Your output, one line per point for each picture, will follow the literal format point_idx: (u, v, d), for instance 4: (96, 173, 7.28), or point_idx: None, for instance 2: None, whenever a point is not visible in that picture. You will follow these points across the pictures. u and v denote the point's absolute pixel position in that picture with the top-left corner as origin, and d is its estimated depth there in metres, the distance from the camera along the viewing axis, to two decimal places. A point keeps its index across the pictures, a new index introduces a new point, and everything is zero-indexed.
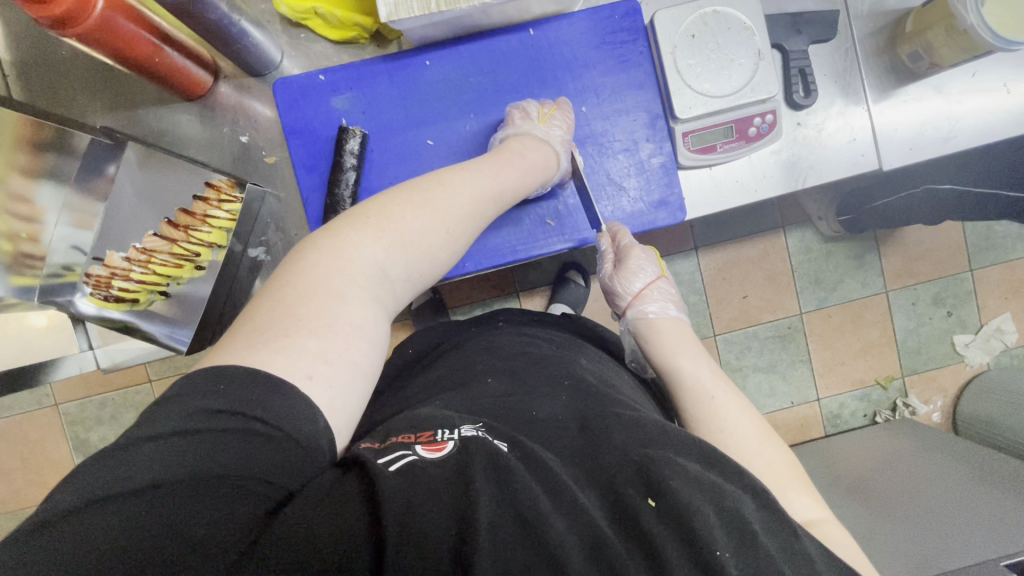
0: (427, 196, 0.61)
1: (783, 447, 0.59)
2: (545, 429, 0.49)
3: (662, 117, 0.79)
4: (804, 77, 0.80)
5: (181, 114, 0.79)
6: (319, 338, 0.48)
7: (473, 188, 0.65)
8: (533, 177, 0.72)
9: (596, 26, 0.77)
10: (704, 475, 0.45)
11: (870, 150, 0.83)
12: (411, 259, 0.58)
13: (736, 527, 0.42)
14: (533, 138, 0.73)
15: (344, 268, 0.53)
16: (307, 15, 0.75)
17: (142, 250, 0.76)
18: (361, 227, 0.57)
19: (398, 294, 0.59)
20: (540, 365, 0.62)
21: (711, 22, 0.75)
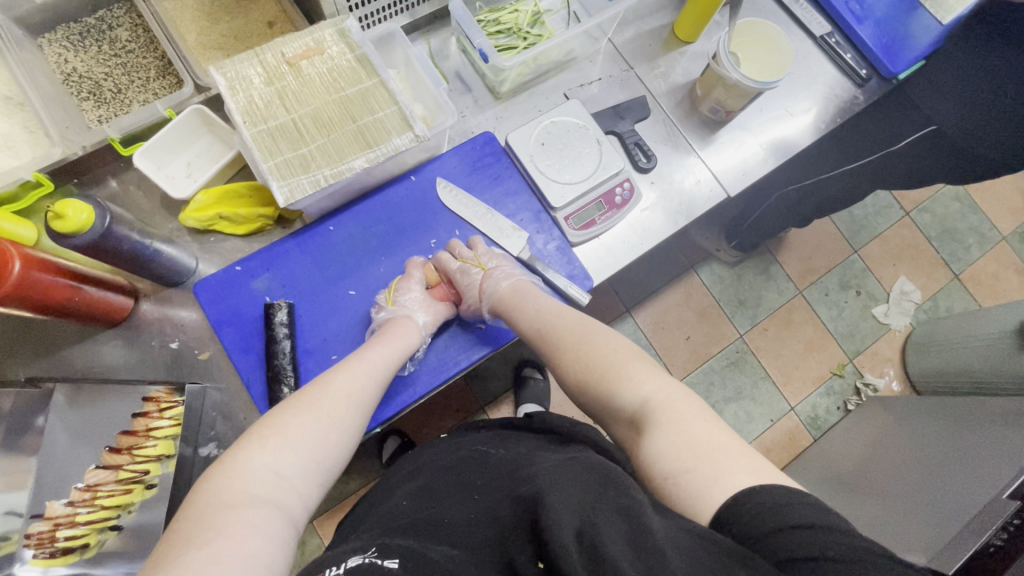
0: (304, 398, 0.65)
1: (655, 370, 0.63)
2: (460, 536, 0.51)
3: (543, 211, 0.92)
4: (641, 148, 0.98)
5: (107, 342, 0.81)
6: (207, 545, 0.48)
7: (358, 370, 0.71)
8: (399, 343, 0.77)
9: (463, 160, 0.92)
10: (586, 519, 0.45)
11: (715, 185, 1.00)
12: (303, 453, 0.60)
13: (591, 557, 0.42)
14: (409, 319, 0.80)
15: (232, 485, 0.54)
16: (213, 220, 0.84)
17: (85, 488, 0.73)
18: (247, 443, 0.59)
19: (303, 494, 0.59)
20: (460, 469, 0.62)
21: (553, 130, 0.92)
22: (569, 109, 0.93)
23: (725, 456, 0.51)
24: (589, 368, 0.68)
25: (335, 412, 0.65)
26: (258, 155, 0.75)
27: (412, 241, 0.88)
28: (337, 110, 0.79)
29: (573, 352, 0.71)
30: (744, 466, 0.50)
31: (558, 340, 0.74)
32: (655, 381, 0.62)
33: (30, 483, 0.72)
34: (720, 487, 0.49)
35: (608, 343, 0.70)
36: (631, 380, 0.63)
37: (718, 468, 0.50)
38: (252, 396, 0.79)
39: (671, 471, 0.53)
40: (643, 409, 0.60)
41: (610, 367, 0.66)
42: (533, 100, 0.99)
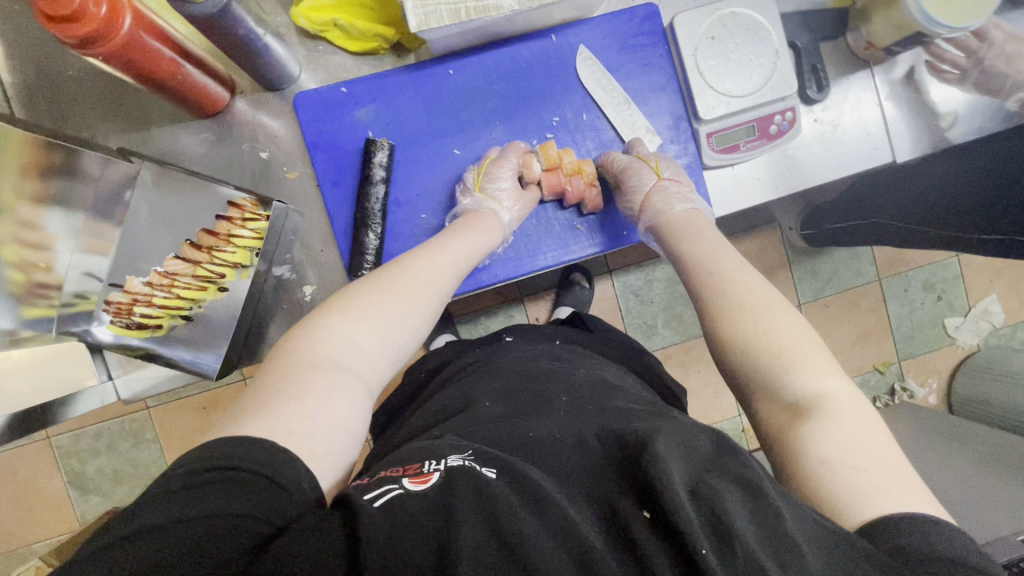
0: (384, 281, 0.61)
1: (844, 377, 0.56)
2: (542, 450, 0.49)
3: (685, 119, 0.80)
4: (815, 73, 0.83)
5: (197, 131, 0.76)
6: (296, 400, 0.49)
7: (438, 259, 0.65)
8: (475, 237, 0.70)
9: (613, 31, 0.78)
10: (694, 475, 0.44)
11: (883, 143, 0.85)
12: (380, 327, 0.58)
13: (716, 525, 0.40)
14: (495, 214, 0.73)
15: (314, 348, 0.54)
16: (327, 27, 0.73)
17: (164, 274, 0.73)
18: (325, 309, 0.58)
19: (377, 367, 0.58)
20: (539, 378, 0.64)
21: (730, 23, 0.77)
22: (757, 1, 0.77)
23: (899, 482, 0.48)
24: (757, 347, 0.59)
25: (428, 282, 0.63)
26: None
27: (533, 112, 0.78)
28: None
29: (751, 315, 0.61)
30: (920, 497, 0.48)
31: (726, 291, 0.64)
32: (839, 389, 0.55)
33: (113, 253, 0.74)
34: (881, 504, 0.47)
35: (784, 318, 0.60)
36: (807, 372, 0.56)
37: (880, 481, 0.48)
38: (334, 230, 0.76)
39: (829, 458, 0.50)
40: (822, 410, 0.53)
41: (786, 348, 0.58)
42: None
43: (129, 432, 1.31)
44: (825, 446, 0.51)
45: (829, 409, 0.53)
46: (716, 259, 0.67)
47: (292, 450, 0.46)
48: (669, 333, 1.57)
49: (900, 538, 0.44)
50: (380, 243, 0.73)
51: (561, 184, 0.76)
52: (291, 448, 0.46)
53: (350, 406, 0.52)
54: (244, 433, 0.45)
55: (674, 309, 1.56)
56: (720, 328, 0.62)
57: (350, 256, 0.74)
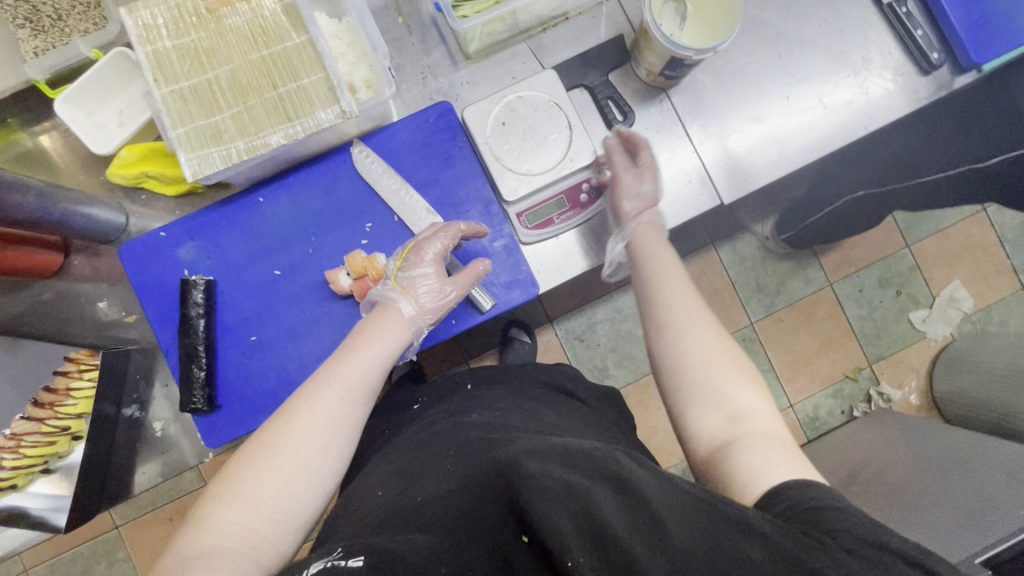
0: (263, 443, 0.57)
1: (765, 386, 0.64)
2: (432, 515, 0.52)
3: (495, 203, 0.82)
4: (611, 109, 0.84)
5: (40, 292, 0.82)
6: None
7: (324, 391, 0.61)
8: (392, 340, 0.68)
9: (409, 134, 0.81)
10: (569, 482, 0.49)
11: (706, 188, 0.86)
12: (274, 494, 0.56)
13: (597, 531, 0.47)
14: (398, 307, 0.71)
15: (196, 542, 0.52)
16: (141, 179, 0.79)
17: (10, 436, 0.75)
18: (207, 495, 0.56)
19: (279, 534, 0.55)
20: (432, 429, 0.69)
21: (518, 107, 0.80)
22: (542, 82, 0.80)
23: (788, 465, 0.55)
24: (698, 367, 0.63)
25: (317, 447, 0.59)
26: (167, 121, 0.68)
27: (345, 220, 0.81)
28: (256, 71, 0.70)
29: (692, 337, 0.65)
30: (794, 461, 0.55)
31: (670, 322, 0.66)
32: (763, 410, 0.61)
33: None
34: (774, 476, 0.54)
35: (703, 336, 0.65)
36: (741, 391, 0.61)
37: (765, 456, 0.56)
38: (170, 366, 0.79)
39: (746, 442, 0.57)
40: (739, 446, 0.58)
41: (715, 378, 0.62)
42: (508, 64, 0.85)
43: (102, 553, 1.33)
44: (751, 454, 0.56)
45: (735, 449, 0.58)
46: (674, 283, 0.70)
47: None
48: (613, 377, 1.54)
49: (782, 505, 0.50)
50: (208, 374, 0.76)
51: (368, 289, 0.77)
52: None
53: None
54: None
55: (618, 348, 1.54)
56: (671, 365, 0.65)
57: (181, 391, 0.76)
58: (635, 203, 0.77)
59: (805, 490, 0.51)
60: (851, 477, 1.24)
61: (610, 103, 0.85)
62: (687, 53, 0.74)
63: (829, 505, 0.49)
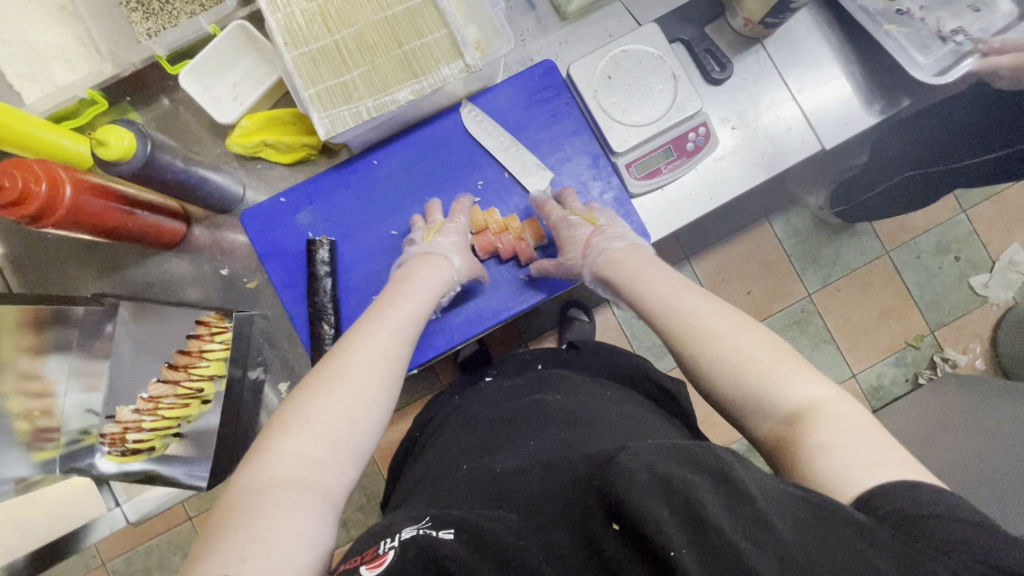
0: (333, 370, 0.59)
1: (814, 371, 0.54)
2: (514, 492, 0.49)
3: (603, 155, 0.84)
4: (712, 56, 0.85)
5: (165, 262, 0.84)
6: (249, 524, 0.46)
7: (376, 335, 0.63)
8: (434, 289, 0.71)
9: (515, 93, 0.83)
10: (662, 468, 0.42)
11: (807, 134, 0.87)
12: (331, 432, 0.54)
13: (692, 523, 0.39)
14: (440, 257, 0.74)
15: (259, 472, 0.51)
16: (259, 148, 0.82)
17: (148, 399, 0.78)
18: (275, 424, 0.55)
19: (339, 471, 0.54)
20: (513, 421, 0.66)
21: (623, 61, 0.81)
22: (645, 35, 0.81)
23: (885, 455, 0.46)
24: (741, 367, 0.56)
25: (362, 388, 0.58)
26: (300, 82, 0.71)
27: (458, 179, 0.83)
28: (381, 31, 0.72)
29: (711, 349, 0.59)
30: (902, 462, 0.46)
31: (699, 337, 0.60)
32: (838, 400, 0.51)
33: (104, 385, 0.79)
34: (878, 475, 0.45)
35: (715, 318, 0.61)
36: (804, 379, 0.54)
37: (841, 440, 0.48)
38: (295, 328, 0.81)
39: (826, 442, 0.48)
40: (814, 415, 0.51)
41: (765, 367, 0.55)
42: (605, 22, 0.87)
43: (180, 543, 1.35)
44: (820, 434, 0.49)
45: (817, 419, 0.50)
46: (694, 299, 0.63)
47: None
48: None
49: (888, 505, 0.42)
50: (336, 332, 0.78)
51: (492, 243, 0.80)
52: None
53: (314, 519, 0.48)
54: None
55: None
56: (693, 363, 0.60)
57: (310, 350, 0.78)
58: (575, 235, 0.76)
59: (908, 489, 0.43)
60: (939, 435, 1.23)
61: (708, 53, 0.86)
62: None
63: (947, 512, 0.40)
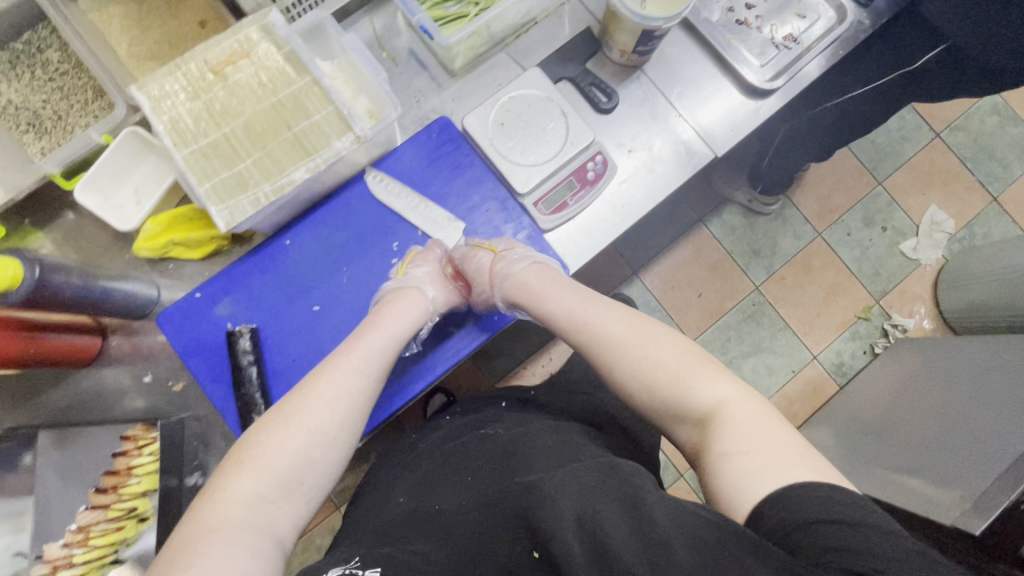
0: (288, 409, 0.61)
1: (726, 372, 0.58)
2: (448, 522, 0.52)
3: (510, 198, 0.86)
4: (597, 88, 0.90)
5: (84, 379, 0.81)
6: (195, 568, 0.47)
7: (338, 367, 0.66)
8: (402, 321, 0.74)
9: (415, 154, 0.85)
10: (603, 495, 0.43)
11: (700, 146, 0.91)
12: (293, 464, 0.58)
13: (636, 540, 0.40)
14: (414, 291, 0.77)
15: (219, 512, 0.53)
16: (167, 248, 0.81)
17: (77, 530, 0.74)
18: (227, 467, 0.58)
19: (290, 511, 0.57)
20: (462, 455, 0.66)
21: (512, 107, 0.85)
22: (529, 80, 0.85)
23: (793, 456, 0.48)
24: (640, 369, 0.61)
25: (324, 426, 0.62)
26: (193, 179, 0.71)
27: (373, 244, 0.83)
28: (270, 116, 0.73)
29: (637, 351, 0.63)
30: (803, 465, 0.47)
31: (607, 346, 0.66)
32: (744, 397, 0.55)
33: (29, 524, 0.73)
34: (757, 486, 0.46)
35: (617, 325, 0.67)
36: (706, 384, 0.57)
37: (726, 444, 0.50)
38: (228, 423, 0.78)
39: (729, 451, 0.50)
40: (719, 414, 0.54)
41: (673, 377, 0.59)
42: (493, 73, 0.91)
43: None
44: (725, 443, 0.51)
45: (718, 415, 0.54)
46: (604, 322, 0.68)
47: None
48: None
49: (783, 512, 0.43)
50: None
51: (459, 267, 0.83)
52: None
53: (253, 559, 0.50)
54: None
55: None
56: (609, 370, 0.65)
57: None
58: (480, 265, 0.80)
59: (791, 497, 0.43)
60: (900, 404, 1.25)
61: (593, 87, 0.91)
62: (656, 24, 0.79)
63: (845, 520, 0.40)
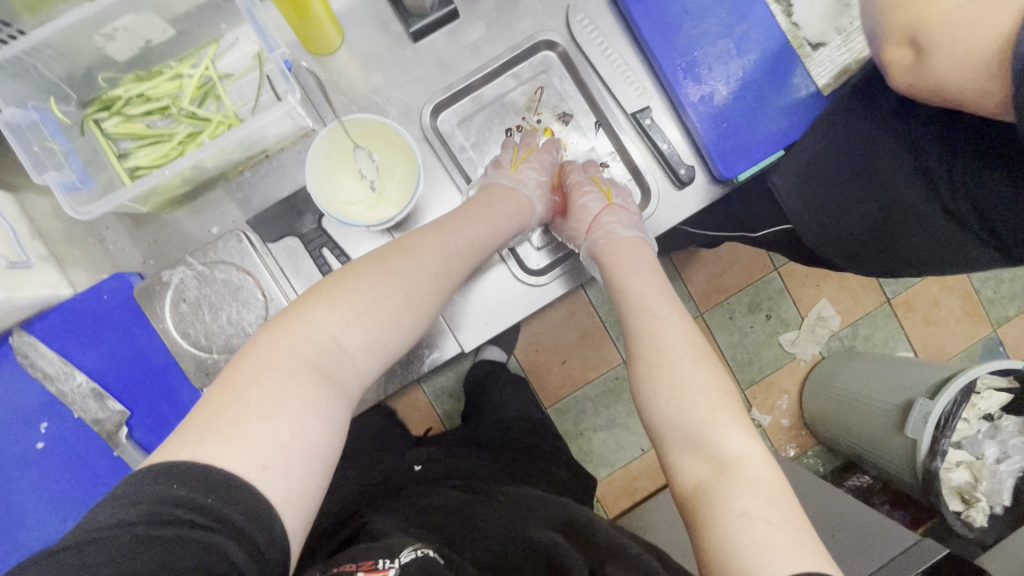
0: (398, 251, 0.58)
1: (724, 381, 0.58)
2: (515, 561, 0.56)
3: (190, 386, 0.72)
4: (327, 254, 0.74)
5: None
6: (268, 422, 0.43)
7: (446, 232, 0.63)
8: (505, 225, 0.71)
9: (76, 317, 0.70)
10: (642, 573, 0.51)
11: (445, 337, 0.76)
12: (370, 329, 0.53)
13: None
14: (520, 193, 0.75)
15: (293, 340, 0.49)
16: None
17: None
18: (313, 302, 0.52)
19: (361, 370, 0.53)
20: (428, 496, 0.69)
21: (203, 280, 0.71)
22: (230, 249, 0.71)
23: (792, 537, 0.45)
24: (690, 396, 0.56)
25: (415, 293, 0.57)
26: None
27: (15, 424, 0.70)
28: None
29: (696, 394, 0.56)
30: (811, 552, 0.44)
31: (660, 351, 0.61)
32: (761, 463, 0.51)
33: None
34: (778, 563, 0.42)
35: (696, 379, 0.57)
36: (731, 432, 0.53)
37: (702, 412, 0.55)
38: None
39: (748, 512, 0.46)
40: (739, 472, 0.50)
41: (709, 411, 0.55)
42: (205, 217, 0.75)
43: None
44: (744, 503, 0.47)
45: (698, 492, 0.51)
46: (670, 338, 0.62)
47: (240, 474, 0.40)
48: None
49: None
50: None
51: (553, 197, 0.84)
52: (265, 493, 0.41)
53: (330, 437, 0.47)
54: (194, 454, 0.40)
55: None
56: (652, 383, 0.59)
57: None
58: (587, 208, 0.79)
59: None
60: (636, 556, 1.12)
61: (325, 249, 0.74)
62: (379, 225, 0.69)
63: None
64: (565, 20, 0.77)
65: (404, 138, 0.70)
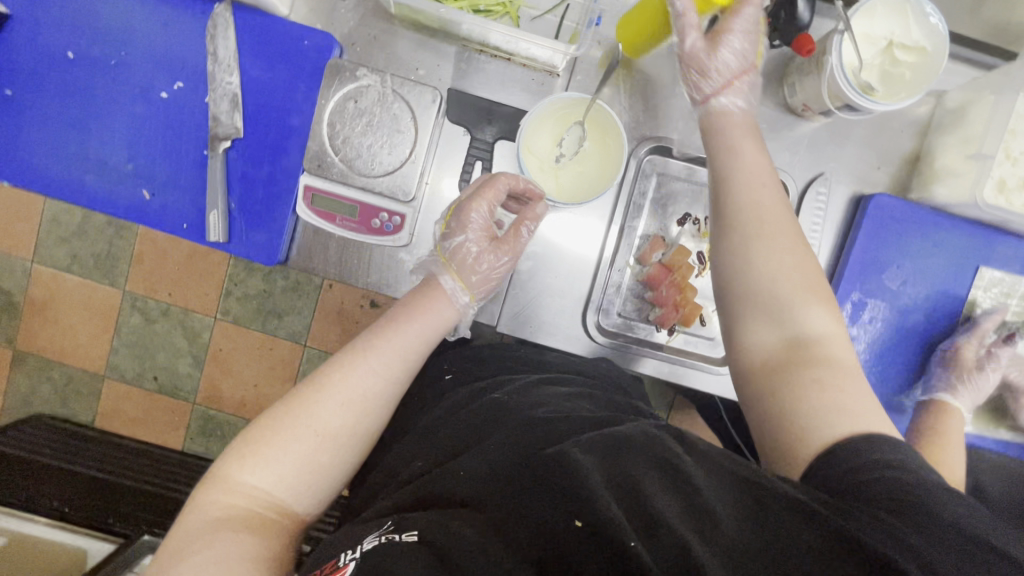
0: (326, 379, 0.57)
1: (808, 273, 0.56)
2: (506, 491, 0.41)
3: (298, 158, 0.75)
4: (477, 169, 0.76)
5: None
6: (202, 550, 0.46)
7: (374, 359, 0.59)
8: (430, 338, 0.64)
9: (274, 37, 0.73)
10: (640, 477, 0.40)
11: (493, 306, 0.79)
12: (301, 451, 0.53)
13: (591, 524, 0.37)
14: (445, 290, 0.68)
15: (221, 500, 0.49)
16: None
17: None
18: (227, 457, 0.52)
19: (312, 480, 0.54)
20: (444, 421, 0.57)
21: (382, 100, 0.73)
22: (420, 96, 0.73)
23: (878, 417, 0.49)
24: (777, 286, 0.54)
25: (348, 407, 0.56)
26: None
27: (162, 63, 0.73)
28: None
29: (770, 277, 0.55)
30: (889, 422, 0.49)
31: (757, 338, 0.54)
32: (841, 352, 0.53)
33: None
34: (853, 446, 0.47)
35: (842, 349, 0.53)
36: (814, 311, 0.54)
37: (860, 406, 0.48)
38: None
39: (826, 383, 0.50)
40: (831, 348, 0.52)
41: (794, 288, 0.54)
42: (420, 55, 0.77)
43: None
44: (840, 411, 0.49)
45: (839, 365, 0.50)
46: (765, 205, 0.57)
47: None
48: None
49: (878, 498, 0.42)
50: None
51: (662, 282, 0.77)
52: None
53: (263, 542, 0.48)
54: None
55: None
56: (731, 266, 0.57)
57: None
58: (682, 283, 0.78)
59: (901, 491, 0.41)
60: None
61: (478, 163, 0.77)
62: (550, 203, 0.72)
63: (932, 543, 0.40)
64: (807, 181, 0.78)
65: (620, 151, 0.72)
